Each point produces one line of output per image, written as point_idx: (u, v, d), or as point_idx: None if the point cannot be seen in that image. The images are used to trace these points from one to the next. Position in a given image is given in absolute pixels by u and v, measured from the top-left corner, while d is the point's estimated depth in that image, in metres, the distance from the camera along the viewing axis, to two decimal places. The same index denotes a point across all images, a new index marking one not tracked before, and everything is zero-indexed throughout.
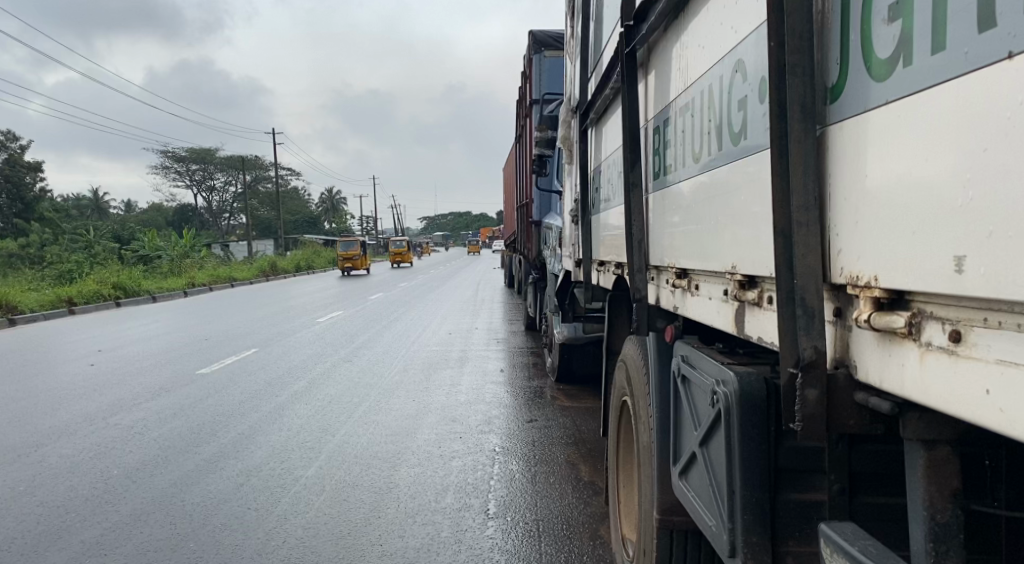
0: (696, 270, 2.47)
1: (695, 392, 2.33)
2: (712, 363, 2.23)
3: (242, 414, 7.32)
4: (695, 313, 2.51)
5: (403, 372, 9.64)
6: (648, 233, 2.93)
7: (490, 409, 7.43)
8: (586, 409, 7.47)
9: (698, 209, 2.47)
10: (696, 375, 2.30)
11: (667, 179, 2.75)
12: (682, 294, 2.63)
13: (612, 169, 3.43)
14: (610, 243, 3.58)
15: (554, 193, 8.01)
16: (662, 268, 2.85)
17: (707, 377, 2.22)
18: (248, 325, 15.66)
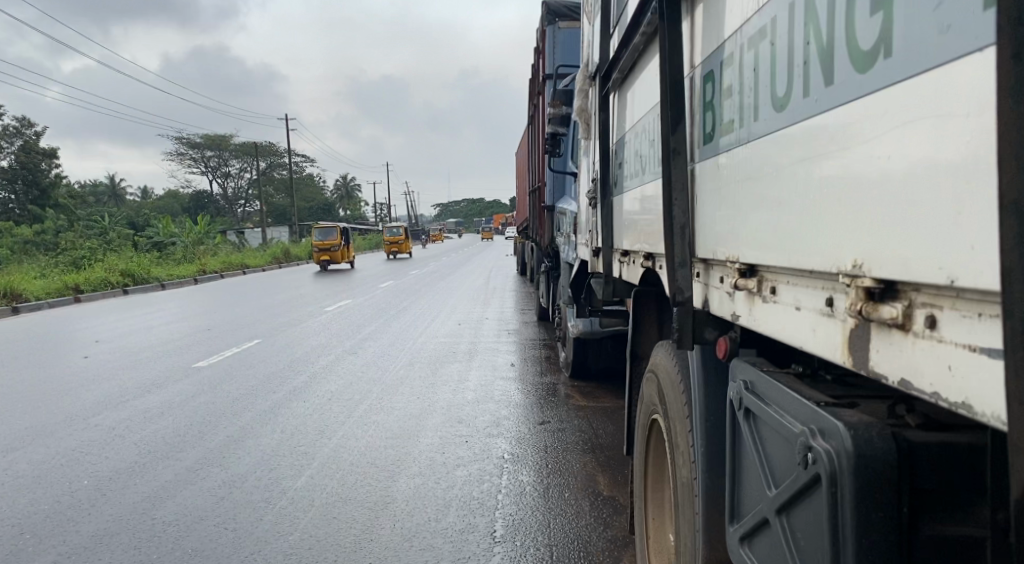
0: (777, 270, 1.84)
1: (771, 436, 1.80)
2: (799, 403, 1.69)
3: (233, 414, 6.81)
4: (769, 326, 1.89)
5: (408, 367, 9.09)
6: (694, 215, 2.34)
7: (499, 409, 6.87)
8: (603, 409, 6.91)
9: (778, 177, 1.86)
10: (772, 415, 1.77)
11: (724, 141, 2.15)
12: (747, 300, 2.00)
13: (642, 136, 2.85)
14: (637, 228, 3.00)
15: (569, 174, 7.44)
16: (712, 265, 2.24)
17: (793, 422, 1.69)
18: (252, 315, 15.15)
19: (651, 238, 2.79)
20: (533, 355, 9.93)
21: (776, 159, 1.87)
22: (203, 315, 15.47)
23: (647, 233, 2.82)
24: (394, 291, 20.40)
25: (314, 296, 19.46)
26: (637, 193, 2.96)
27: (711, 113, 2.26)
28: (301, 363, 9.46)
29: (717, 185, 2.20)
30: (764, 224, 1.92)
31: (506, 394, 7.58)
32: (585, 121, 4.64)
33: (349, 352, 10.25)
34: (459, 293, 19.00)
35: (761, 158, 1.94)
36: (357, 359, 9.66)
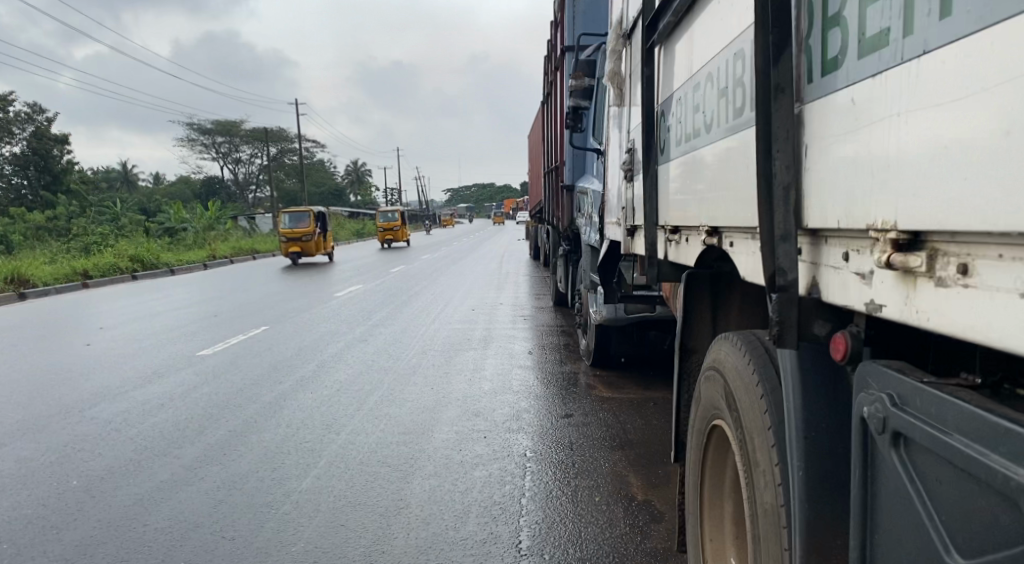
0: (973, 240, 1.34)
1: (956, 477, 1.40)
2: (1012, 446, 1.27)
3: (237, 406, 6.43)
4: (952, 318, 1.39)
5: (420, 356, 8.69)
6: (802, 172, 1.84)
7: (518, 401, 6.46)
8: (629, 401, 6.48)
9: (963, 108, 1.36)
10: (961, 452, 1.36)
11: (855, 68, 1.66)
12: (905, 281, 1.51)
13: (711, 84, 2.38)
14: (696, 196, 2.55)
15: (593, 150, 6.99)
16: (831, 238, 1.74)
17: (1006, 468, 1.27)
18: (262, 300, 14.78)
19: (719, 208, 2.32)
20: (551, 343, 9.51)
21: (960, 81, 1.37)
22: (211, 301, 15.12)
23: (710, 204, 2.39)
24: (405, 276, 19.98)
25: (324, 281, 19.08)
26: (698, 159, 2.52)
27: (830, 39, 1.77)
28: (309, 351, 9.07)
29: (842, 131, 1.70)
30: (929, 180, 1.44)
31: (525, 385, 7.17)
32: (617, 87, 4.19)
33: (360, 340, 9.86)
34: (472, 279, 18.57)
35: (930, 83, 1.44)
36: (367, 347, 9.27)
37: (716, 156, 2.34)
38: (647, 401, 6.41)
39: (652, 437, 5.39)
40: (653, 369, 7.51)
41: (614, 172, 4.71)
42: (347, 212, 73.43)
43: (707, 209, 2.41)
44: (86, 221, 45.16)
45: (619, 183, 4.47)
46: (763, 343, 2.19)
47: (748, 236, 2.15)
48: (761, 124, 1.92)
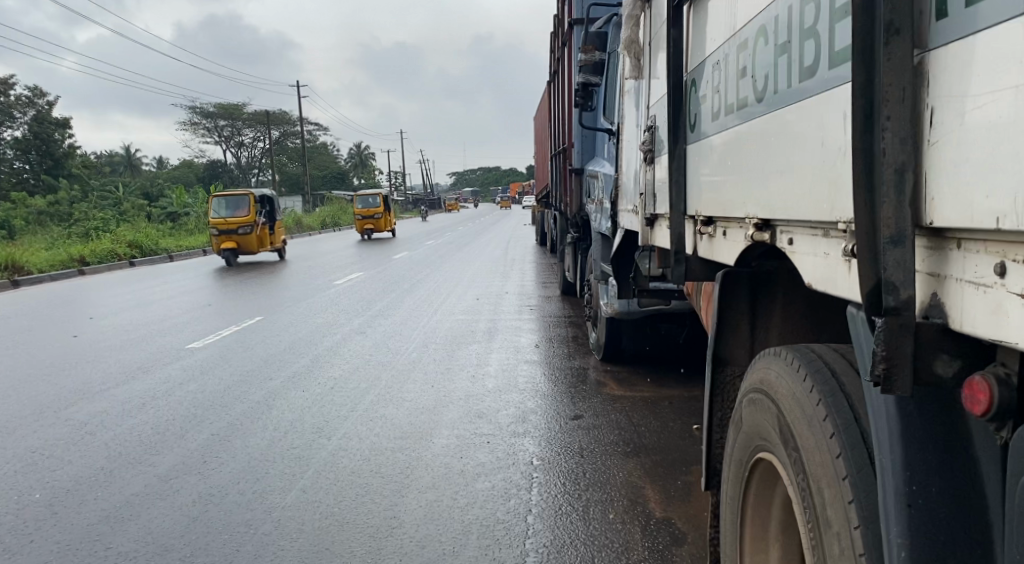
0: None
1: None
2: None
3: (224, 406, 6.03)
4: None
5: (420, 349, 8.28)
6: (923, 142, 1.44)
7: (524, 401, 6.05)
8: (642, 400, 6.07)
9: None
10: None
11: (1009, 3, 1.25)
12: None
13: (764, 41, 1.96)
14: (739, 181, 2.14)
15: (603, 130, 6.56)
16: (972, 241, 1.35)
17: None
18: (260, 289, 14.37)
19: (771, 196, 1.91)
20: (558, 335, 9.08)
21: None
22: (208, 289, 14.73)
23: (760, 189, 1.98)
24: (408, 263, 19.55)
25: (325, 268, 18.65)
26: (743, 134, 2.11)
27: None
28: (305, 344, 8.67)
29: (992, 90, 1.29)
30: None
31: (531, 382, 6.76)
32: (634, 58, 3.76)
33: (358, 331, 9.45)
34: (476, 266, 18.12)
35: None
36: (365, 339, 8.86)
37: (771, 129, 1.93)
38: (662, 401, 5.99)
39: (669, 442, 4.97)
40: (667, 365, 7.09)
41: (631, 154, 4.28)
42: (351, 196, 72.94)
43: (756, 194, 2.01)
44: (87, 206, 44.78)
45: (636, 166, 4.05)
46: (829, 363, 1.85)
47: (813, 230, 1.75)
48: (859, 79, 1.50)
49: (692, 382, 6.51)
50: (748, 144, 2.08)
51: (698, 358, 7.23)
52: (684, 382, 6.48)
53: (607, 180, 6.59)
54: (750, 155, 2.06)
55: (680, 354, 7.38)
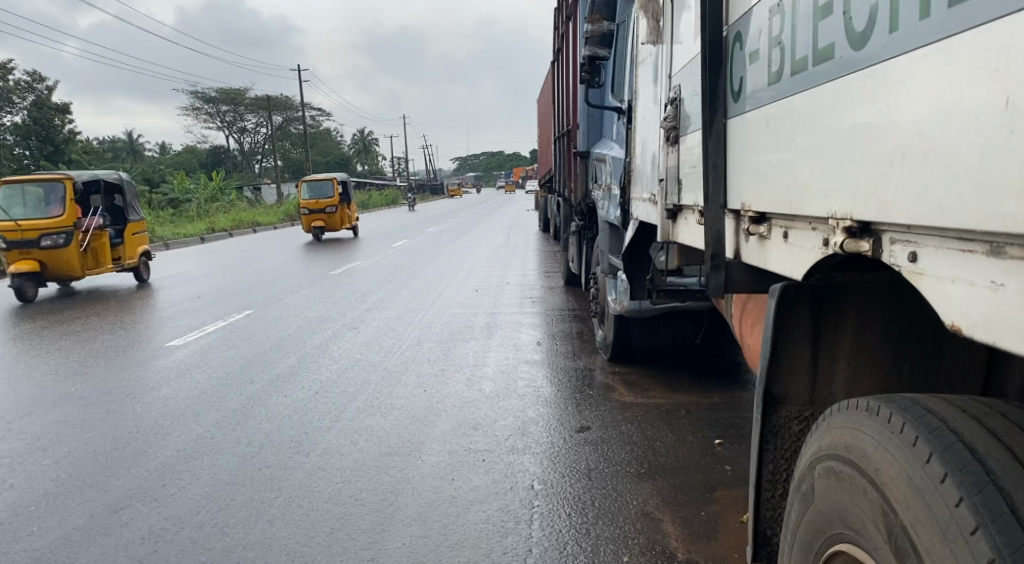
0: None
1: None
2: None
3: (196, 415, 5.49)
4: None
5: (415, 347, 7.73)
6: None
7: (525, 409, 5.50)
8: (655, 407, 5.52)
9: None
10: None
11: None
12: None
13: None
14: (834, 162, 1.64)
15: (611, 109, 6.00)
16: None
17: None
18: (254, 279, 13.83)
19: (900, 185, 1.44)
20: (562, 331, 8.53)
21: None
22: (198, 279, 14.18)
23: (874, 174, 1.51)
24: (407, 251, 18.98)
25: (322, 256, 18.09)
26: (842, 100, 1.61)
27: None
28: (292, 341, 8.12)
29: None
30: None
31: (533, 386, 6.21)
32: (652, 19, 3.21)
33: (350, 327, 8.90)
34: (477, 254, 17.54)
35: None
36: (356, 336, 8.31)
37: (903, 88, 1.43)
38: (677, 409, 5.44)
39: (687, 461, 4.43)
40: (680, 366, 6.55)
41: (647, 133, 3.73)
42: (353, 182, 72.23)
43: (864, 182, 1.54)
44: (86, 193, 44.23)
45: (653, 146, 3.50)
46: (965, 441, 1.52)
47: (961, 245, 1.33)
48: None
49: (708, 386, 5.96)
50: (854, 109, 1.58)
51: (714, 359, 6.68)
52: (699, 387, 5.94)
53: (616, 164, 6.03)
54: (856, 123, 1.57)
55: (694, 354, 6.83)
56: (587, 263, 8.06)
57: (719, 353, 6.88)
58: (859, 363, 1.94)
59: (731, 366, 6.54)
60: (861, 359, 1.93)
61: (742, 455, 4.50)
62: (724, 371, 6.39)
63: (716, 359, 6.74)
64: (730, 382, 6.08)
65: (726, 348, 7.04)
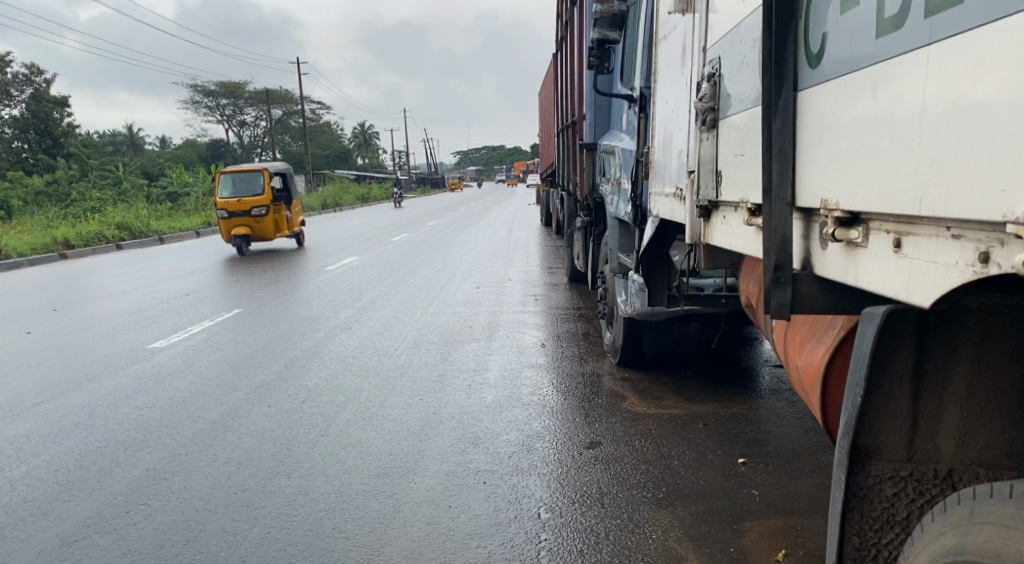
0: None
1: None
2: None
3: (172, 428, 5.04)
4: None
5: (412, 350, 7.27)
6: None
7: (529, 421, 5.06)
8: (671, 418, 5.08)
9: None
10: None
11: None
12: None
13: None
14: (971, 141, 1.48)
15: (623, 96, 5.58)
16: None
17: None
18: (247, 275, 13.35)
19: None
20: (567, 331, 8.08)
21: None
22: (189, 275, 13.70)
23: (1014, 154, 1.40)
24: (406, 246, 18.50)
25: (319, 252, 17.60)
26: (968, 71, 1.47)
27: None
28: (281, 343, 7.65)
29: None
30: None
31: (537, 394, 5.77)
32: None
33: (344, 328, 8.44)
34: (478, 250, 17.06)
35: None
36: (350, 338, 7.85)
37: None
38: (695, 420, 5.01)
39: (711, 483, 4.01)
40: (694, 372, 6.12)
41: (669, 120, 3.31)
42: (353, 175, 71.67)
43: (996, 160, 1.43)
44: (83, 186, 43.72)
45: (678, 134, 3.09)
46: None
47: None
48: None
49: (725, 395, 5.53)
50: (1014, 120, 1.39)
51: (729, 365, 6.25)
52: (715, 395, 5.51)
53: (628, 157, 5.60)
54: (1016, 136, 1.39)
55: (708, 359, 6.40)
56: (594, 261, 7.63)
57: (734, 358, 6.45)
58: (983, 366, 1.87)
59: (748, 371, 6.12)
60: (985, 360, 1.86)
61: (768, 476, 4.08)
62: (742, 377, 5.96)
63: (732, 364, 6.31)
64: (749, 390, 5.66)
65: (741, 352, 6.62)
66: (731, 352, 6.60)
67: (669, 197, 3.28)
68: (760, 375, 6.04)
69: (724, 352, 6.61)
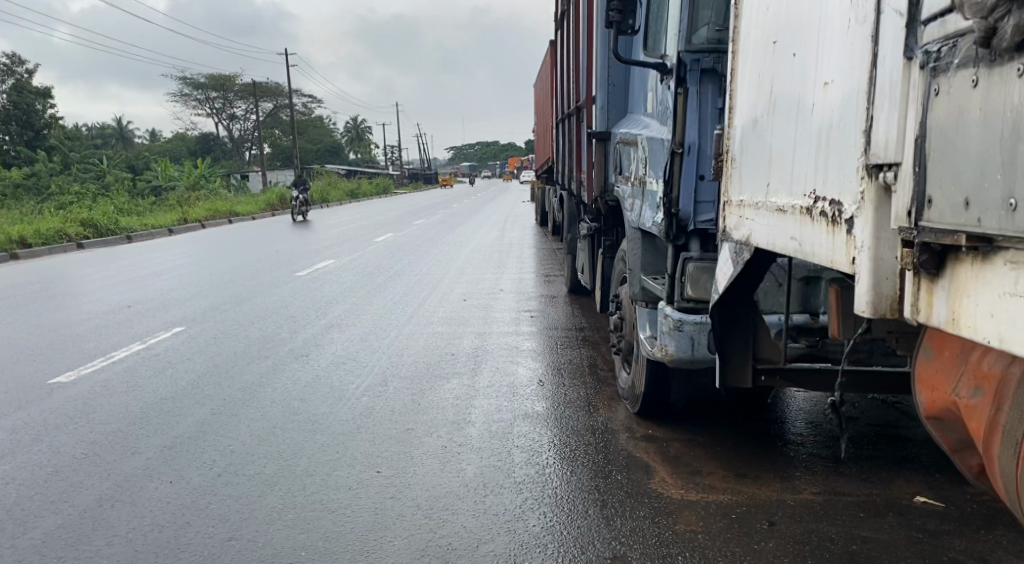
0: None
1: None
2: None
3: (21, 528, 3.60)
4: None
5: (376, 390, 5.84)
6: None
7: (523, 516, 3.65)
8: (720, 510, 3.69)
9: None
10: None
11: None
12: None
13: None
14: None
15: (652, 64, 4.23)
16: None
17: None
18: (206, 283, 11.87)
19: None
20: (570, 362, 6.67)
21: None
22: (141, 282, 12.22)
23: None
24: (390, 248, 17.02)
25: (292, 255, 16.09)
26: None
27: None
28: (216, 378, 6.21)
29: None
30: None
31: (532, 463, 4.37)
32: None
33: (299, 354, 7.01)
34: (467, 253, 15.60)
35: None
36: (303, 370, 6.42)
37: None
38: (756, 516, 3.62)
39: None
40: (734, 428, 4.74)
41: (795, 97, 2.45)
42: (343, 171, 69.98)
43: None
44: (60, 181, 42.15)
45: (834, 109, 2.18)
46: None
47: None
48: None
49: (782, 468, 4.16)
50: None
51: (776, 420, 4.88)
52: (770, 470, 4.13)
53: (656, 149, 4.24)
54: None
55: (749, 410, 5.04)
56: (602, 280, 6.24)
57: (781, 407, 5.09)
58: None
59: (802, 428, 4.76)
60: None
61: None
62: (798, 437, 4.59)
63: (781, 416, 4.95)
64: (809, 458, 4.31)
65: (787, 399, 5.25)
66: (774, 400, 5.23)
67: (794, 217, 2.40)
68: (820, 432, 4.68)
69: (765, 399, 5.24)
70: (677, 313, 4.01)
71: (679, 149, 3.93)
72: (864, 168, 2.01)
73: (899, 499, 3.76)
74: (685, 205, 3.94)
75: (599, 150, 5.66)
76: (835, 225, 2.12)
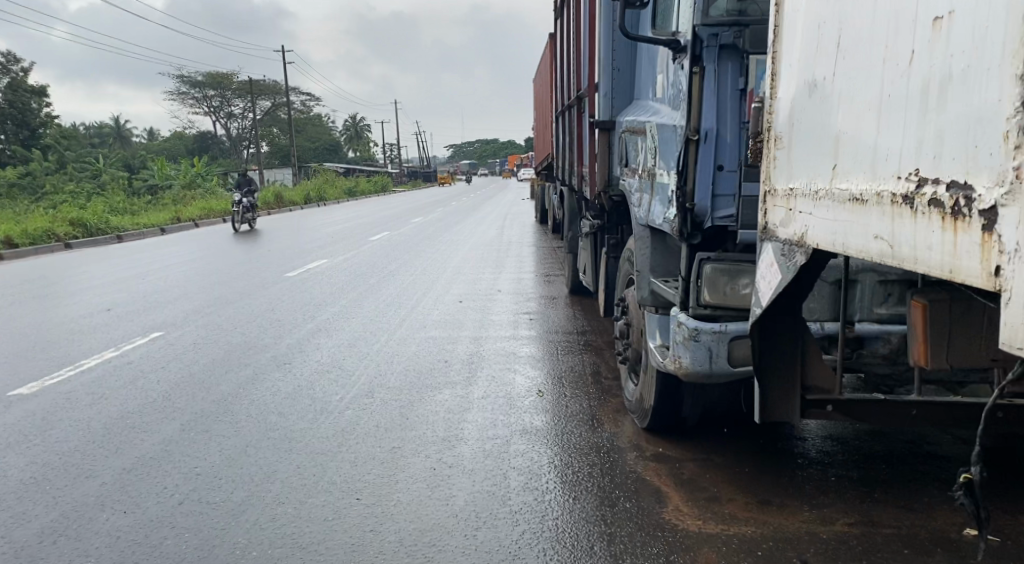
0: None
1: None
2: None
3: None
4: None
5: (361, 402, 5.40)
6: None
7: (519, 556, 3.20)
8: (745, 548, 3.24)
9: None
10: None
11: None
12: None
13: None
14: None
15: (663, 41, 3.76)
16: None
17: None
18: (192, 284, 11.44)
19: None
20: (572, 370, 6.22)
21: None
22: (125, 284, 11.78)
23: None
24: (385, 247, 16.58)
25: (285, 255, 15.65)
26: None
27: None
28: (188, 389, 5.76)
29: None
30: None
31: (530, 488, 3.92)
32: None
33: (281, 362, 6.57)
34: (464, 252, 15.15)
35: None
36: (284, 380, 5.98)
37: None
38: (785, 554, 3.17)
39: None
40: (756, 445, 4.29)
41: (882, 50, 2.02)
42: (341, 169, 69.50)
43: None
44: (55, 180, 41.73)
45: (957, 54, 1.73)
46: None
47: None
48: None
49: (810, 494, 3.72)
50: None
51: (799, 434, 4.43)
52: (798, 496, 3.69)
53: (669, 138, 3.78)
54: None
55: (769, 423, 4.59)
56: (606, 281, 5.79)
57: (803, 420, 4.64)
58: None
59: (829, 445, 4.30)
60: None
61: None
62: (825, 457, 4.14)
63: (804, 431, 4.49)
64: (840, 482, 3.85)
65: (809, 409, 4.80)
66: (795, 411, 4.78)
67: (882, 209, 1.99)
68: (849, 450, 4.23)
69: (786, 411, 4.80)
70: (693, 321, 3.54)
71: (695, 136, 3.46)
72: (1019, 130, 1.56)
73: (947, 533, 3.31)
74: (702, 200, 3.49)
75: (603, 140, 5.20)
76: (960, 223, 1.72)
